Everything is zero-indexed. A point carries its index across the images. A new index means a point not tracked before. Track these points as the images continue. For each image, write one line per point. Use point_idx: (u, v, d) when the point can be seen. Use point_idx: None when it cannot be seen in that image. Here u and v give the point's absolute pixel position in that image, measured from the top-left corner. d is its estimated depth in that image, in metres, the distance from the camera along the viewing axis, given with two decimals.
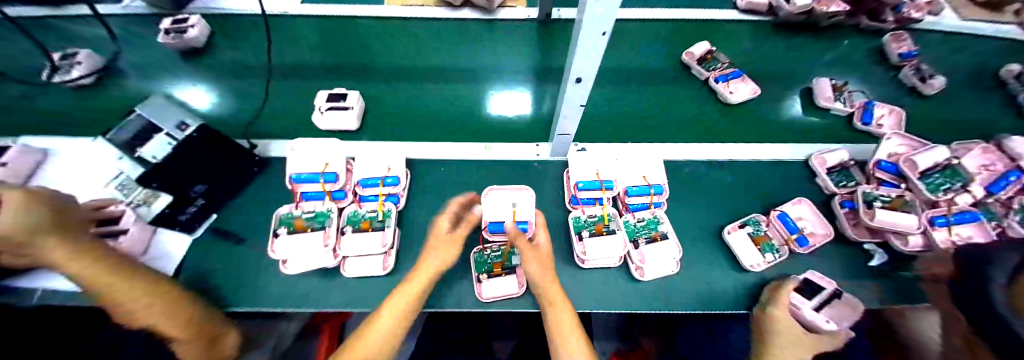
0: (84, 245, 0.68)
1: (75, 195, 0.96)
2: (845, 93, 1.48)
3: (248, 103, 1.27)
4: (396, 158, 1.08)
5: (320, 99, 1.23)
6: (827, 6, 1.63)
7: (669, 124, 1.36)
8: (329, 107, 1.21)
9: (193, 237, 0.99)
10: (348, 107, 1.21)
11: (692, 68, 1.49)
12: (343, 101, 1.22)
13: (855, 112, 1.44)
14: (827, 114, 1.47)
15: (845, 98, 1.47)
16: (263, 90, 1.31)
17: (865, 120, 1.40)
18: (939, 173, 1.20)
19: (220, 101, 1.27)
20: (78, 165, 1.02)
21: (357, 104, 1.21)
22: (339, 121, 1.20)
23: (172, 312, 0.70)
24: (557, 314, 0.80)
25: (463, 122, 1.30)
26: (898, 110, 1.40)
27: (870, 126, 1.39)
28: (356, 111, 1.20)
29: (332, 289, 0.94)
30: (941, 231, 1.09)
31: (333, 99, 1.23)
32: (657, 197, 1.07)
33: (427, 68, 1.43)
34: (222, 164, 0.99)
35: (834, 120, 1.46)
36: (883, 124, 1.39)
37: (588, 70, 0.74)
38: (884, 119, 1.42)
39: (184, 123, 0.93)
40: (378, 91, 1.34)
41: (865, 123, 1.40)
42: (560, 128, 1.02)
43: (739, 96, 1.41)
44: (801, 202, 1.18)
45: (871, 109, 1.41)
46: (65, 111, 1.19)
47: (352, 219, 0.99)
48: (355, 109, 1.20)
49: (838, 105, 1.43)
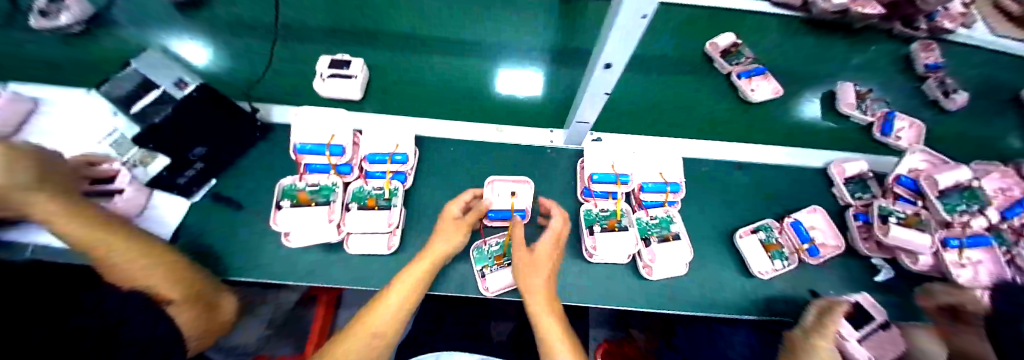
0: (75, 205, 0.65)
1: (68, 150, 0.91)
2: (867, 101, 1.41)
3: (248, 64, 1.20)
4: (405, 134, 1.03)
5: (322, 65, 1.15)
6: (864, 7, 1.53)
7: (685, 120, 1.30)
8: (331, 74, 1.14)
9: (191, 201, 0.96)
10: (352, 75, 1.14)
11: (715, 61, 1.41)
12: (346, 69, 1.14)
13: (875, 122, 1.38)
14: (845, 121, 1.41)
15: (867, 106, 1.40)
16: (264, 51, 1.23)
17: (885, 131, 1.34)
18: (957, 194, 1.15)
19: (219, 59, 1.20)
20: (71, 117, 0.97)
21: (362, 73, 1.14)
22: (342, 90, 1.13)
23: (173, 278, 0.68)
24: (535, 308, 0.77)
25: (474, 101, 1.24)
26: (919, 123, 1.35)
27: (889, 138, 1.34)
28: (361, 80, 1.14)
29: (335, 265, 0.92)
30: (952, 253, 1.07)
31: (336, 65, 1.16)
32: (672, 196, 1.05)
33: (436, 39, 1.34)
34: (223, 125, 0.93)
35: (851, 127, 1.40)
36: (902, 136, 1.34)
37: (620, 56, 0.68)
38: (903, 132, 1.35)
39: (183, 81, 0.87)
40: (384, 61, 1.27)
41: (884, 134, 1.34)
42: (579, 115, 0.97)
43: (762, 95, 1.35)
44: (815, 211, 1.15)
45: (892, 120, 1.35)
46: (53, 58, 1.11)
47: (357, 195, 0.96)
48: (359, 78, 1.13)
49: (858, 112, 1.37)
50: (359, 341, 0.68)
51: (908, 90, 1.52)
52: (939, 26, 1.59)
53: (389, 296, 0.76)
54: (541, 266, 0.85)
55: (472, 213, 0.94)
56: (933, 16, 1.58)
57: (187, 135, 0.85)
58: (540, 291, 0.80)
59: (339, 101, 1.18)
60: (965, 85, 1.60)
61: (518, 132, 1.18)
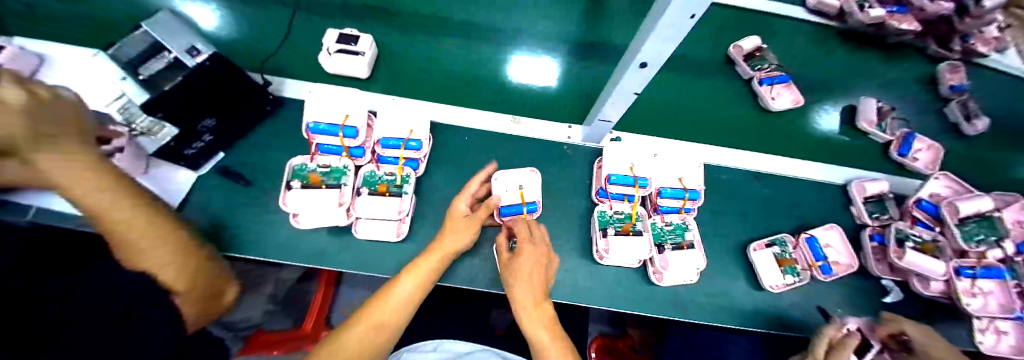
0: None
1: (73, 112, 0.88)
2: (888, 120, 1.33)
3: (258, 33, 1.15)
4: (420, 119, 0.99)
5: (329, 39, 1.08)
6: (901, 23, 1.43)
7: (702, 126, 1.25)
8: (338, 49, 1.08)
9: (198, 174, 0.95)
10: (358, 52, 1.07)
11: (738, 65, 1.33)
12: (354, 45, 1.08)
13: (894, 141, 1.32)
14: (862, 137, 1.35)
15: (886, 126, 1.33)
16: (271, 21, 1.17)
17: (903, 151, 1.29)
18: (974, 222, 1.11)
19: (225, 25, 1.15)
20: (75, 78, 0.93)
21: (369, 50, 1.08)
22: (349, 66, 1.08)
23: (179, 256, 0.65)
24: (525, 309, 0.76)
25: (490, 89, 1.19)
26: (937, 146, 1.29)
27: (905, 159, 1.28)
28: (368, 58, 1.08)
29: (343, 249, 0.91)
30: (963, 281, 1.04)
31: (343, 39, 1.08)
32: (690, 203, 1.02)
33: (450, 21, 1.28)
34: (233, 98, 0.90)
35: (867, 145, 1.35)
36: (919, 158, 1.29)
37: (656, 55, 0.63)
38: (919, 153, 1.30)
39: (195, 48, 0.82)
40: (396, 40, 1.21)
41: (901, 154, 1.29)
42: (601, 113, 0.93)
43: (782, 104, 1.29)
44: (832, 228, 1.12)
45: (911, 140, 1.28)
46: (55, 13, 1.06)
47: (369, 180, 0.93)
48: (366, 56, 1.07)
49: (878, 130, 1.31)
50: (365, 334, 0.67)
51: (935, 112, 1.46)
52: (973, 49, 1.50)
53: (396, 287, 0.74)
54: (522, 276, 0.79)
55: (481, 210, 0.91)
56: (967, 37, 1.48)
57: (192, 105, 0.81)
58: (529, 293, 0.78)
59: (347, 79, 1.14)
60: (997, 109, 1.52)
61: (536, 125, 1.15)
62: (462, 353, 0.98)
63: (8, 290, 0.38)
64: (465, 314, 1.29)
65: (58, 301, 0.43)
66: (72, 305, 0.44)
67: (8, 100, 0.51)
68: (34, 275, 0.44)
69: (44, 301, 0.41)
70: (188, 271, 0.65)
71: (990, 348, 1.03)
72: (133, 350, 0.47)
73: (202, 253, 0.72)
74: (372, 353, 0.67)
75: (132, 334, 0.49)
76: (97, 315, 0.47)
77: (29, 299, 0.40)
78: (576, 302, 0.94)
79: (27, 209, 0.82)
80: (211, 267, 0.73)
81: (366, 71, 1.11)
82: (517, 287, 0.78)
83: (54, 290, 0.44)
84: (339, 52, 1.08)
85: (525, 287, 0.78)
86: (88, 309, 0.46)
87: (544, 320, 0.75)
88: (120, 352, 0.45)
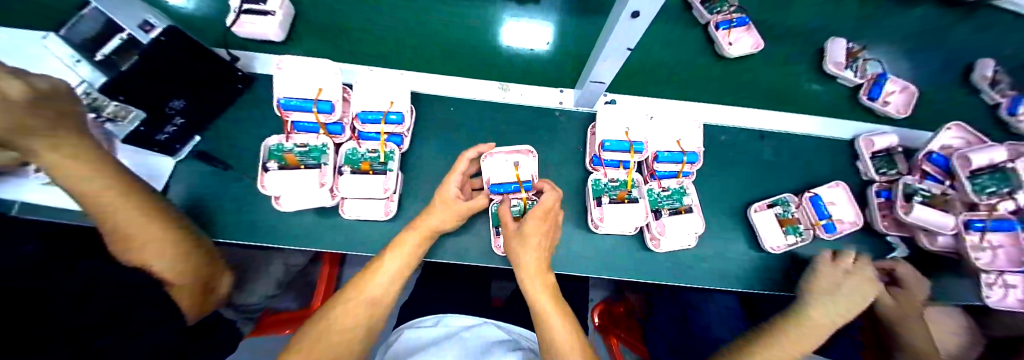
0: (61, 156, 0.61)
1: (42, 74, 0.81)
2: (860, 60, 1.16)
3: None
4: (400, 91, 0.93)
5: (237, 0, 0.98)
6: None
7: (691, 88, 1.16)
8: (244, 10, 0.97)
9: (177, 159, 0.93)
10: (268, 11, 0.97)
11: (693, 8, 1.11)
12: (263, 4, 0.97)
13: (864, 85, 1.18)
14: (830, 83, 1.19)
15: (858, 66, 1.16)
16: None
17: (872, 95, 1.16)
18: (987, 174, 1.01)
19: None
20: (26, 60, 0.84)
21: (280, 9, 0.97)
22: (258, 29, 0.97)
23: (178, 250, 0.71)
24: (530, 284, 0.72)
25: (462, 52, 1.08)
26: (911, 87, 1.16)
27: (875, 103, 1.16)
28: (280, 18, 0.97)
29: (334, 228, 0.91)
30: (972, 235, 1.00)
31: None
32: (689, 166, 0.97)
33: None
34: (195, 75, 0.84)
35: (835, 92, 1.20)
36: (889, 101, 1.17)
37: (650, 3, 0.55)
38: (892, 96, 1.18)
39: (148, 23, 0.75)
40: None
41: (870, 98, 1.17)
42: (593, 74, 0.86)
43: (740, 50, 1.09)
44: (837, 186, 1.09)
45: (882, 82, 1.15)
46: None
47: (351, 158, 0.91)
48: (278, 16, 0.97)
49: (847, 73, 1.14)
50: (356, 308, 0.67)
51: (944, 64, 1.29)
52: None
53: (384, 264, 0.73)
54: (527, 244, 0.76)
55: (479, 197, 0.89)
56: None
57: (153, 84, 0.75)
58: (529, 266, 0.74)
59: (263, 41, 1.04)
60: (1004, 57, 1.30)
61: (525, 91, 1.10)
62: (463, 327, 0.99)
63: (10, 290, 0.43)
64: (465, 285, 1.33)
65: (64, 299, 0.47)
66: (76, 306, 0.48)
67: (9, 91, 0.54)
68: (52, 277, 0.49)
69: (48, 298, 0.46)
70: (188, 261, 0.72)
71: (996, 302, 1.00)
72: (136, 343, 0.51)
73: (200, 249, 0.77)
74: (363, 332, 0.67)
75: (138, 331, 0.52)
76: (102, 318, 0.49)
77: (33, 299, 0.44)
78: (571, 272, 0.95)
79: (12, 207, 0.81)
80: (204, 258, 0.77)
81: (280, 34, 1.01)
82: (523, 256, 0.75)
83: (68, 293, 0.48)
84: (247, 13, 0.97)
85: (531, 258, 0.75)
86: (94, 307, 0.49)
87: (544, 289, 0.72)
88: (127, 340, 0.50)
